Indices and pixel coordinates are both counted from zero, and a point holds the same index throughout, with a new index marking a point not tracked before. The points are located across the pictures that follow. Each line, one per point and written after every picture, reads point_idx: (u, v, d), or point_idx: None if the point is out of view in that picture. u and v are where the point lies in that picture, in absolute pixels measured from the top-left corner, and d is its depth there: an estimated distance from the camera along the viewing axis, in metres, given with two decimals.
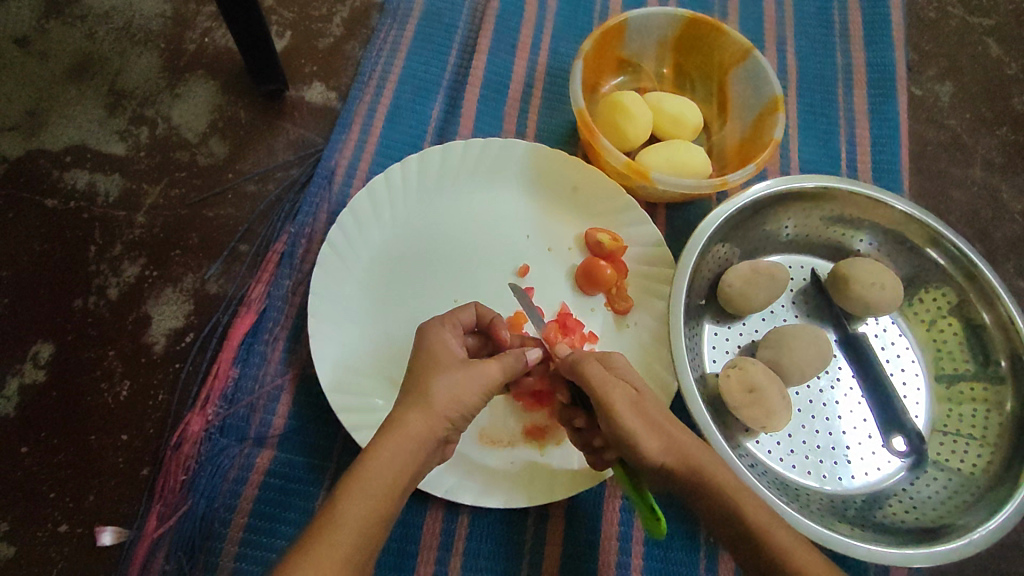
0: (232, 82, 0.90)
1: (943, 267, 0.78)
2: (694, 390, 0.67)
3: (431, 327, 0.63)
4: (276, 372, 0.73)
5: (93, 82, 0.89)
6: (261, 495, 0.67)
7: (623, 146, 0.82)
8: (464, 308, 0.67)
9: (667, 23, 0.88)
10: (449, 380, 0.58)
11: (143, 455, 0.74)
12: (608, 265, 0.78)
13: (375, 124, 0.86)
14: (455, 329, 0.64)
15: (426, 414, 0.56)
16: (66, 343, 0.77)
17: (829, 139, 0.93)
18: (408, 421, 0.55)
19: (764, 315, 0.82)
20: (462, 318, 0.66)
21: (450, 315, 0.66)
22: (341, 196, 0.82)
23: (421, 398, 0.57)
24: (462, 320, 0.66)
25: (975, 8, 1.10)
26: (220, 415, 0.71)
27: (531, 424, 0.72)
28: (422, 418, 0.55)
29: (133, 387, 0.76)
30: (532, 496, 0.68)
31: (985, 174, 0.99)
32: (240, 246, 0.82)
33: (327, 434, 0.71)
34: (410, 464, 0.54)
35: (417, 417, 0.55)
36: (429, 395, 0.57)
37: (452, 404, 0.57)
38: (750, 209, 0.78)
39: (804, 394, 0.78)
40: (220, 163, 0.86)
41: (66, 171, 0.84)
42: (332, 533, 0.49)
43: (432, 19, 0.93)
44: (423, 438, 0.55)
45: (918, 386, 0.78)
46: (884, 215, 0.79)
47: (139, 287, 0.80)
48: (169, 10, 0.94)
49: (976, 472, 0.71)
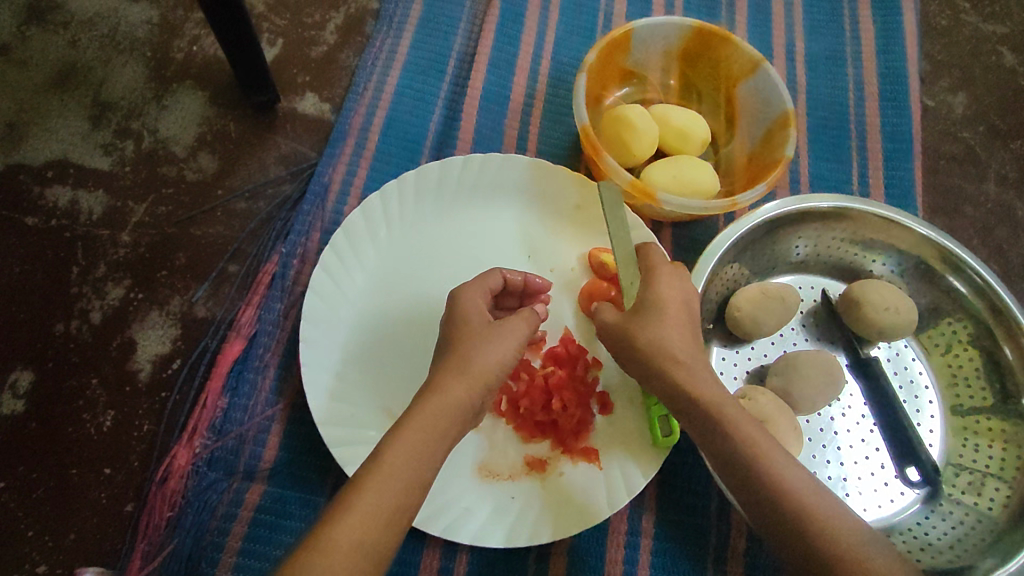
0: (221, 93, 0.87)
1: (960, 291, 0.75)
2: None
3: (461, 288, 0.64)
4: (266, 403, 0.70)
5: (77, 92, 0.85)
6: (250, 532, 0.65)
7: (628, 162, 0.79)
8: (491, 273, 0.67)
9: (674, 33, 0.85)
10: (441, 411, 0.54)
11: (127, 490, 0.70)
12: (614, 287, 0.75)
13: (370, 137, 0.83)
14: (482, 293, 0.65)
15: (419, 448, 0.53)
16: (47, 370, 0.73)
17: (840, 153, 0.90)
18: (402, 452, 0.52)
19: (773, 338, 0.79)
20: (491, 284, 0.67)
21: (478, 281, 0.66)
22: (335, 215, 0.79)
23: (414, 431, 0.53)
24: (490, 284, 0.66)
25: (989, 15, 1.07)
26: (208, 447, 0.68)
27: (531, 456, 0.70)
28: (419, 446, 0.52)
29: (117, 418, 0.72)
30: (533, 536, 0.65)
31: (999, 189, 0.96)
32: (230, 266, 0.79)
33: (319, 468, 0.68)
34: (401, 484, 0.50)
35: (407, 450, 0.52)
36: (423, 419, 0.53)
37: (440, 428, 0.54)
38: (761, 229, 0.75)
39: (815, 422, 0.76)
40: (209, 179, 0.82)
41: (48, 188, 0.80)
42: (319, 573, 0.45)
43: (429, 26, 0.89)
44: (422, 469, 0.52)
45: (932, 413, 0.76)
46: (899, 236, 0.76)
47: (124, 310, 0.76)
48: (156, 16, 0.90)
49: (994, 507, 0.69)
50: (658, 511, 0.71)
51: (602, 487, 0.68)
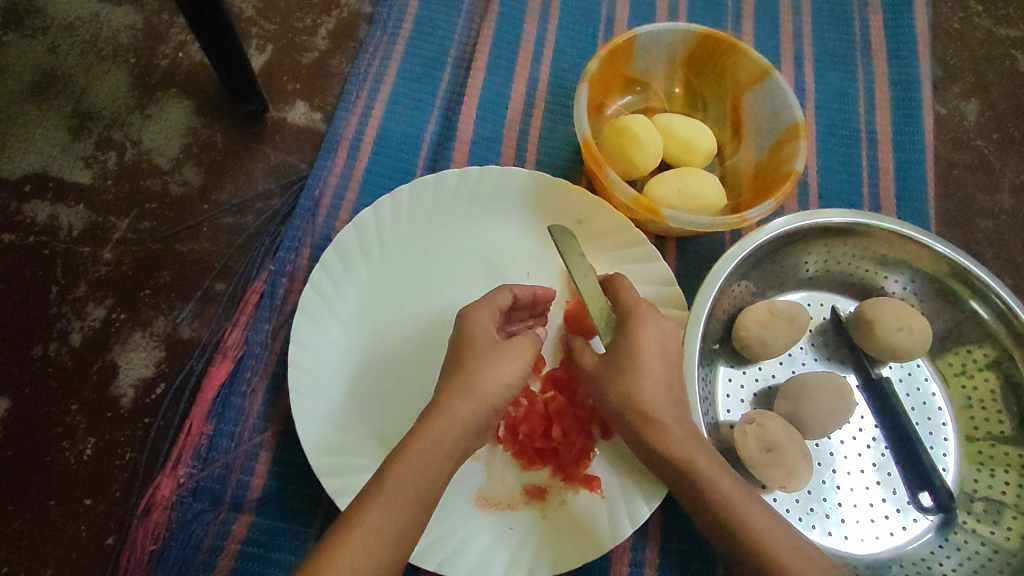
0: (208, 102, 0.83)
1: (977, 311, 0.72)
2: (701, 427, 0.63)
3: (468, 307, 0.61)
4: (254, 429, 0.67)
5: (56, 101, 0.82)
6: (238, 566, 0.62)
7: (631, 175, 0.76)
8: (500, 291, 0.63)
9: (679, 39, 0.81)
10: (433, 444, 0.52)
11: (109, 522, 0.67)
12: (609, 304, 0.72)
13: (362, 149, 0.80)
14: (491, 312, 0.61)
15: (410, 485, 0.50)
16: (24, 396, 0.70)
17: (850, 163, 0.87)
18: (391, 492, 0.49)
19: (781, 358, 0.76)
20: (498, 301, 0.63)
21: (485, 298, 0.62)
22: (327, 230, 0.76)
23: (406, 469, 0.50)
24: (499, 303, 0.62)
25: (1002, 18, 1.04)
26: (192, 477, 0.65)
27: (531, 484, 0.67)
28: (410, 486, 0.50)
29: (98, 445, 0.69)
30: (533, 571, 0.62)
31: (1014, 200, 0.93)
32: (216, 284, 0.76)
33: (309, 497, 0.65)
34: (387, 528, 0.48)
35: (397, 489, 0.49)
36: (412, 457, 0.51)
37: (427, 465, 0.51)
38: (770, 246, 0.72)
39: (824, 446, 0.73)
40: (194, 193, 0.79)
41: (26, 203, 0.77)
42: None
43: (424, 31, 0.86)
44: (412, 509, 0.49)
45: (946, 437, 0.73)
46: (913, 253, 0.73)
47: (105, 332, 0.73)
48: (140, 21, 0.86)
49: (1010, 537, 0.66)
50: (663, 540, 0.68)
51: (603, 517, 0.65)
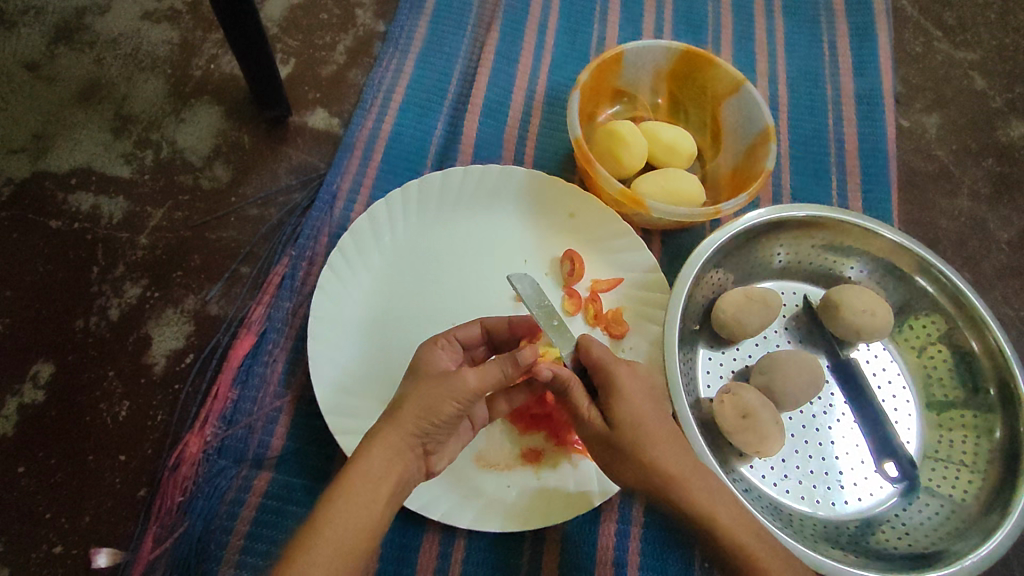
0: (237, 108, 0.92)
1: (932, 295, 0.80)
2: (682, 390, 0.68)
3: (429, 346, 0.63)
4: (275, 395, 0.73)
5: (100, 107, 0.90)
6: (259, 516, 0.68)
7: (618, 172, 0.84)
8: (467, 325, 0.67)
9: (662, 55, 0.90)
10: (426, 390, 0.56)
11: (141, 476, 0.74)
12: (590, 287, 0.81)
13: (375, 150, 0.88)
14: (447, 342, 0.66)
15: (411, 432, 0.55)
16: (66, 362, 0.78)
17: (820, 168, 0.96)
18: (389, 429, 0.55)
19: (758, 340, 0.83)
20: (457, 336, 0.67)
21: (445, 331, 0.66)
22: (342, 222, 0.83)
23: (408, 416, 0.56)
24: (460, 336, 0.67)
25: (961, 43, 1.14)
26: (218, 436, 0.71)
27: (528, 448, 0.73)
28: (402, 426, 0.56)
29: (132, 408, 0.77)
30: (527, 521, 0.68)
31: (972, 204, 1.01)
32: (242, 268, 0.84)
33: (324, 455, 0.71)
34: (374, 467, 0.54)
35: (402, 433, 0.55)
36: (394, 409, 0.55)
37: (427, 417, 0.56)
38: (745, 236, 0.80)
39: (798, 419, 0.79)
40: (223, 188, 0.88)
41: (71, 194, 0.85)
42: (306, 546, 0.48)
43: (433, 48, 0.95)
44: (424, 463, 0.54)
45: (909, 411, 0.79)
46: (873, 243, 0.81)
47: (140, 308, 0.81)
48: (177, 37, 0.96)
49: (967, 499, 0.72)
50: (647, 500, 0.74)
51: (594, 476, 0.71)
